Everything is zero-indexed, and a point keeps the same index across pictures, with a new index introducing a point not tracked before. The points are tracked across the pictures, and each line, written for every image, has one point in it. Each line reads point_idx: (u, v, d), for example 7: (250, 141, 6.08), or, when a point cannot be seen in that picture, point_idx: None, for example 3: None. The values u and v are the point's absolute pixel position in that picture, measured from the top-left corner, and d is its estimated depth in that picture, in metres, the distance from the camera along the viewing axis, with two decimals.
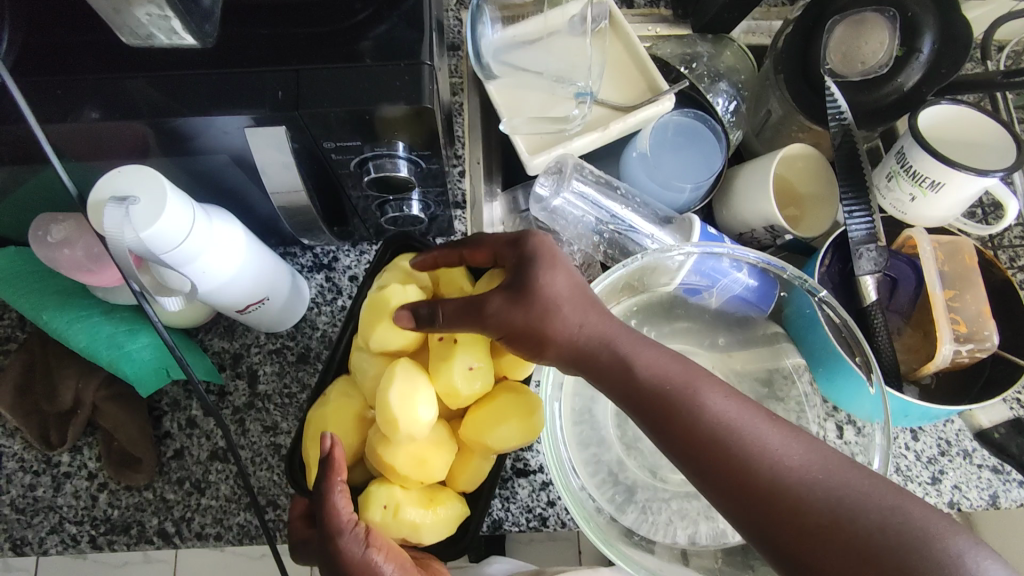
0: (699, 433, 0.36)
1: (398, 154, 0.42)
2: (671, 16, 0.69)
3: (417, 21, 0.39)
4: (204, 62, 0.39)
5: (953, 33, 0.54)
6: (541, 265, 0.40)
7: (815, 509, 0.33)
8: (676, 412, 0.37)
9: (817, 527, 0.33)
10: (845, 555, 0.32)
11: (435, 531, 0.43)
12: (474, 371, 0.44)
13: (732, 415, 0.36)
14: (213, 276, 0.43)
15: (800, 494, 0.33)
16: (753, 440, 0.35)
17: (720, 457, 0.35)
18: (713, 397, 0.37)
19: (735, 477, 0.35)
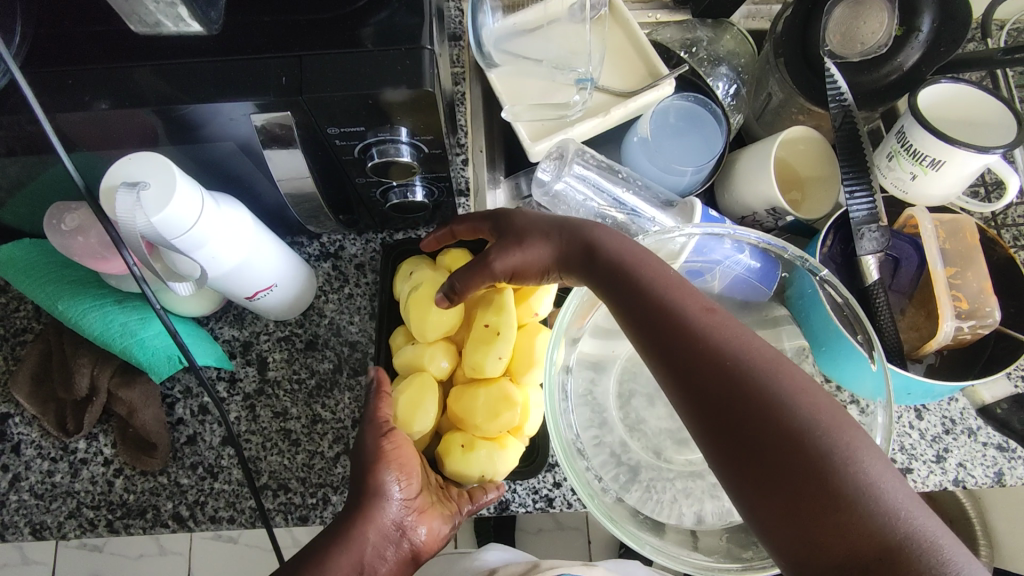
0: (681, 342, 0.38)
1: (401, 139, 0.43)
2: (670, 3, 0.70)
3: (417, 6, 0.40)
4: (210, 50, 0.40)
5: (952, 11, 0.54)
6: (518, 214, 0.50)
7: (773, 422, 0.35)
8: (629, 291, 0.42)
9: (773, 438, 0.34)
10: (793, 467, 0.34)
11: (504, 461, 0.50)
12: (505, 355, 0.51)
13: (714, 331, 0.38)
14: (222, 261, 0.45)
15: (767, 405, 0.35)
16: (693, 317, 0.39)
17: (696, 365, 0.37)
18: (697, 313, 0.39)
19: (705, 384, 0.37)
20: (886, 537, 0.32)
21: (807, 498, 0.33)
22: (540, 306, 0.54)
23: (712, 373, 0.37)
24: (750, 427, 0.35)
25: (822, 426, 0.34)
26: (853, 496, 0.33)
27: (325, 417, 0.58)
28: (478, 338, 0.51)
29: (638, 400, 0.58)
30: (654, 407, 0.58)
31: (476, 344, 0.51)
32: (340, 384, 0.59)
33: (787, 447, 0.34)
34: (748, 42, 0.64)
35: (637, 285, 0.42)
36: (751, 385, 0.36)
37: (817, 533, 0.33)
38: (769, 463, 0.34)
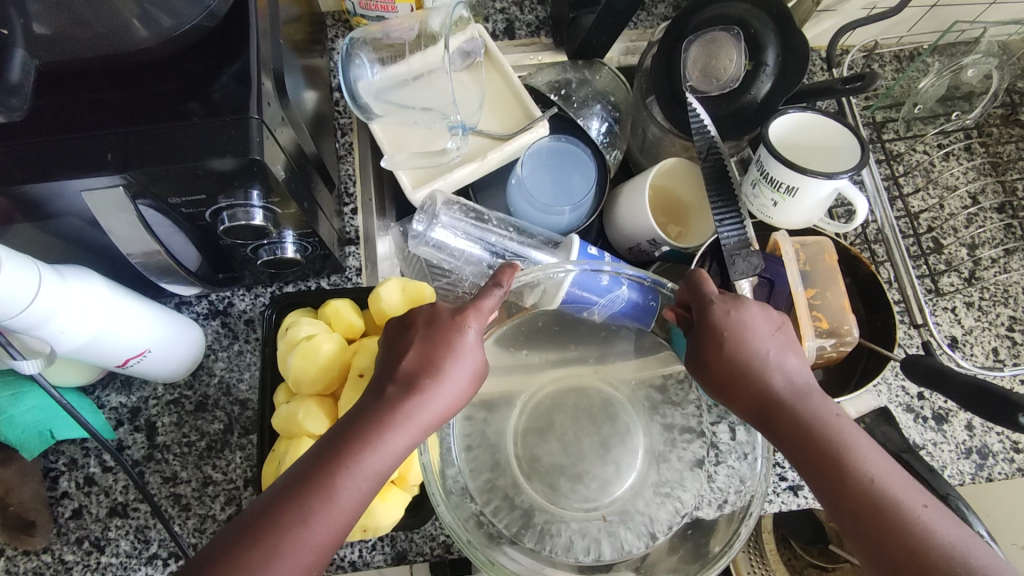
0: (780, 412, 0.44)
1: (251, 202, 0.44)
2: (552, 44, 0.72)
3: (247, 77, 0.41)
4: (36, 129, 0.39)
5: (791, 46, 0.57)
6: (743, 303, 0.46)
7: (860, 480, 0.40)
8: (714, 347, 0.45)
9: (854, 492, 0.40)
10: (864, 513, 0.40)
11: (387, 515, 0.50)
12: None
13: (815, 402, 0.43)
14: (73, 337, 0.44)
15: (830, 455, 0.41)
16: (771, 375, 0.44)
17: (772, 419, 0.44)
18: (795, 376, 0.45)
19: (806, 450, 0.42)
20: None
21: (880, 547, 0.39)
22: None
23: (785, 429, 0.43)
24: (813, 466, 0.42)
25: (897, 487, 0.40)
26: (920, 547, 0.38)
27: (217, 478, 0.58)
28: (352, 389, 0.51)
29: (531, 437, 0.58)
30: (547, 443, 0.57)
31: (349, 396, 0.51)
32: (231, 444, 0.59)
33: (869, 503, 0.40)
34: (620, 79, 0.67)
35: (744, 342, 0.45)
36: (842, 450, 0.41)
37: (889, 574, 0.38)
38: (848, 511, 0.40)
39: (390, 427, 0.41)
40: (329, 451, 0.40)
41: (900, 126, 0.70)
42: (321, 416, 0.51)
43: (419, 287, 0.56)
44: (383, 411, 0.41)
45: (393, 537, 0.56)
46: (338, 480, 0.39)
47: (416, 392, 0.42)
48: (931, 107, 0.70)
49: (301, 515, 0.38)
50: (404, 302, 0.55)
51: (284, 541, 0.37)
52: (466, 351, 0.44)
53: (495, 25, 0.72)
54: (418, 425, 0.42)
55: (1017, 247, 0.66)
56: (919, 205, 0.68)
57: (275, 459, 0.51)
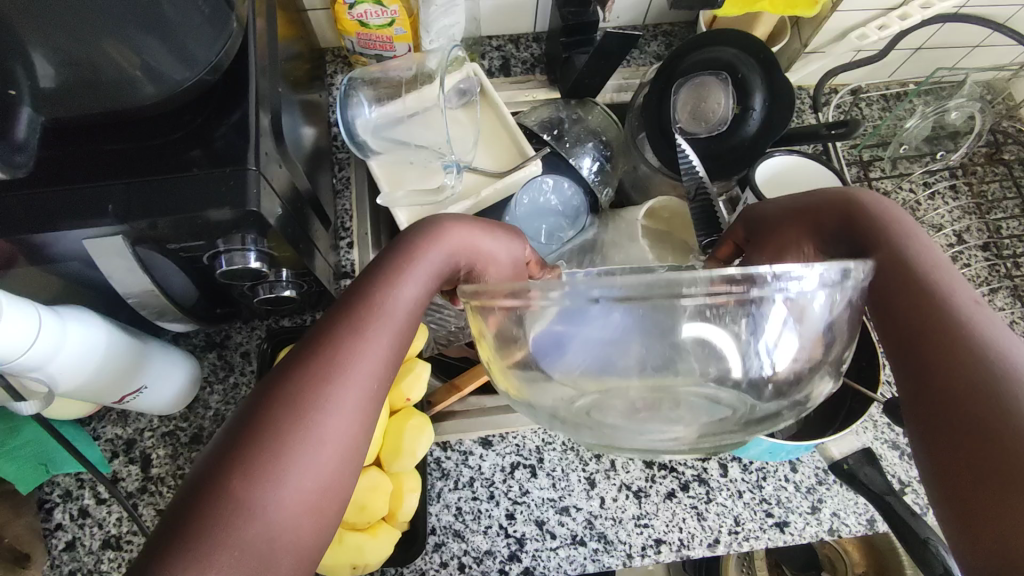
0: (855, 227, 0.43)
1: (248, 247, 0.45)
2: (546, 82, 0.74)
3: (245, 128, 0.42)
4: (41, 179, 0.41)
5: (777, 91, 0.59)
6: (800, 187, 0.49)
7: (920, 283, 0.38)
8: (773, 214, 0.49)
9: (933, 322, 0.36)
10: (918, 336, 0.36)
11: (378, 552, 0.50)
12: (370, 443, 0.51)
13: (879, 211, 0.42)
14: (71, 377, 0.45)
15: (898, 264, 0.39)
16: (853, 202, 0.44)
17: (860, 256, 0.42)
18: (883, 207, 0.42)
19: (865, 245, 0.42)
20: (990, 385, 0.32)
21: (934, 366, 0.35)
22: (412, 391, 0.54)
23: (882, 268, 0.40)
24: (882, 291, 0.39)
25: (972, 299, 0.36)
26: (967, 347, 0.34)
27: None
28: None
29: (521, 472, 0.60)
30: (536, 478, 0.60)
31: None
32: None
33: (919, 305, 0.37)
34: (611, 118, 0.69)
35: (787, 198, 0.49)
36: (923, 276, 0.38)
37: (940, 400, 0.34)
38: (913, 337, 0.37)
39: (415, 262, 0.43)
40: (364, 286, 0.40)
41: (886, 165, 0.72)
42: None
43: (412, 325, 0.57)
44: (409, 254, 0.43)
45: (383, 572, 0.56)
46: (371, 321, 0.38)
47: (438, 237, 0.44)
48: (916, 146, 0.71)
49: (344, 348, 0.37)
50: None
51: (334, 380, 0.36)
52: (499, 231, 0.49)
53: (491, 62, 0.74)
54: (435, 266, 0.44)
55: (1001, 285, 0.67)
56: None
57: None
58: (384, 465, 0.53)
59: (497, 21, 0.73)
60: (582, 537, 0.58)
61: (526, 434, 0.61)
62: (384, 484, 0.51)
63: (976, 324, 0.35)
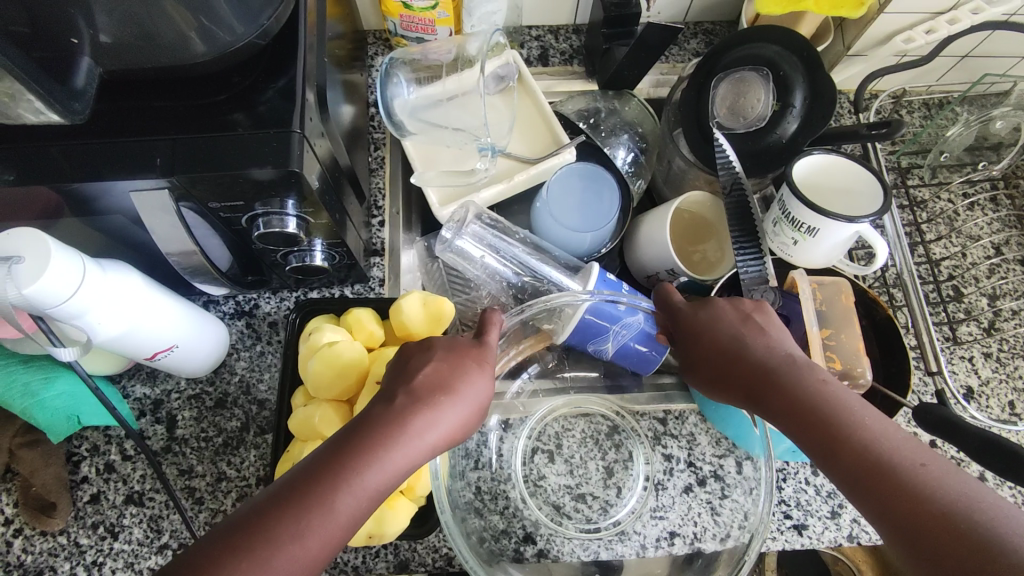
0: (818, 416, 0.42)
1: (287, 210, 0.46)
2: (584, 73, 0.75)
3: (291, 92, 0.43)
4: (94, 131, 0.42)
5: (820, 89, 0.58)
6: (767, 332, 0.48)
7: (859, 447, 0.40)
8: (754, 351, 0.47)
9: (889, 477, 0.39)
10: (882, 495, 0.38)
11: (396, 523, 0.50)
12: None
13: (806, 370, 0.45)
14: (109, 328, 0.46)
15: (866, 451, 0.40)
16: (796, 376, 0.45)
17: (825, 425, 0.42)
18: (811, 375, 0.45)
19: (809, 407, 0.43)
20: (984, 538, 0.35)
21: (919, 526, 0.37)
22: None
23: (854, 447, 0.40)
24: (861, 475, 0.40)
25: (955, 498, 0.37)
26: (938, 498, 0.37)
27: (230, 475, 0.59)
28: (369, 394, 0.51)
29: (540, 457, 0.60)
30: (554, 464, 0.60)
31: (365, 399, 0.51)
32: (247, 442, 0.60)
33: (875, 466, 0.39)
34: (648, 111, 0.69)
35: (738, 329, 0.49)
36: (872, 438, 0.40)
37: (930, 553, 0.36)
38: (880, 497, 0.39)
39: (405, 440, 0.40)
40: (343, 452, 0.38)
41: (925, 173, 0.71)
42: (334, 417, 0.51)
43: (440, 302, 0.57)
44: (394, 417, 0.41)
45: (397, 546, 0.57)
46: (339, 492, 0.37)
47: (458, 395, 0.43)
48: (958, 155, 0.70)
49: (299, 516, 0.36)
50: (421, 313, 0.56)
51: (272, 555, 0.35)
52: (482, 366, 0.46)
53: (530, 52, 0.75)
54: (424, 444, 0.41)
55: None
56: (941, 252, 0.68)
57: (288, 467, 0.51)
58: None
59: (538, 11, 0.73)
60: (598, 526, 0.58)
61: (548, 421, 0.61)
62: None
63: (928, 487, 0.37)
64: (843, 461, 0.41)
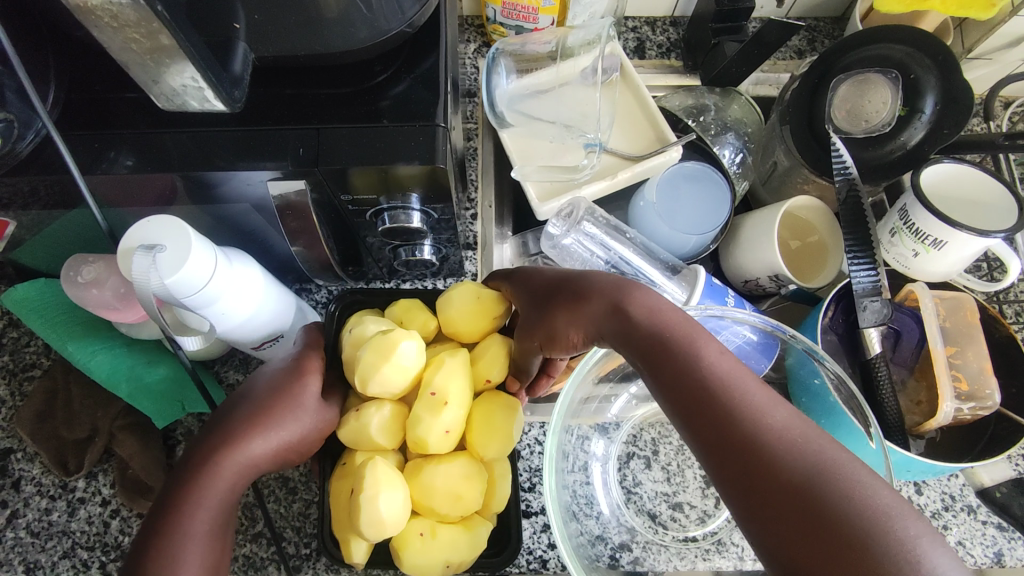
0: (713, 403, 0.30)
1: (412, 205, 0.44)
2: (681, 67, 0.72)
3: (432, 83, 0.42)
4: (234, 118, 0.41)
5: (954, 95, 0.55)
6: (622, 296, 0.36)
7: (707, 379, 0.31)
8: (657, 318, 0.34)
9: (801, 505, 0.27)
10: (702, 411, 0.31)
11: (472, 548, 0.45)
12: (451, 428, 0.44)
13: (700, 352, 0.32)
14: (228, 316, 0.44)
15: (777, 465, 0.28)
16: (701, 355, 0.32)
17: (722, 429, 0.30)
18: (708, 355, 0.32)
19: (694, 395, 0.31)
20: None
21: (758, 488, 0.28)
22: (493, 371, 0.47)
23: (764, 455, 0.28)
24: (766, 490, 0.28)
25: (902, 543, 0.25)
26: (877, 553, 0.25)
27: None
28: (423, 404, 0.44)
29: (635, 462, 0.59)
30: (650, 470, 0.59)
31: (420, 413, 0.44)
32: None
33: (792, 488, 0.27)
34: (754, 109, 0.66)
35: (624, 297, 0.36)
36: (785, 443, 0.28)
37: None
38: (788, 534, 0.27)
39: (217, 480, 0.35)
40: (161, 513, 0.33)
41: None
42: (391, 426, 0.45)
43: (495, 295, 0.48)
44: (202, 457, 0.35)
45: None
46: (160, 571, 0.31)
47: (279, 415, 0.39)
48: None
49: None
50: (473, 311, 0.48)
51: None
52: (304, 381, 0.42)
53: (626, 43, 0.73)
54: (251, 464, 0.37)
55: None
56: None
57: (340, 494, 0.44)
58: (474, 452, 0.47)
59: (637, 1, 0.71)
60: (694, 536, 0.57)
61: (644, 427, 0.60)
62: (480, 472, 0.45)
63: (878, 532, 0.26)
64: (736, 470, 0.29)
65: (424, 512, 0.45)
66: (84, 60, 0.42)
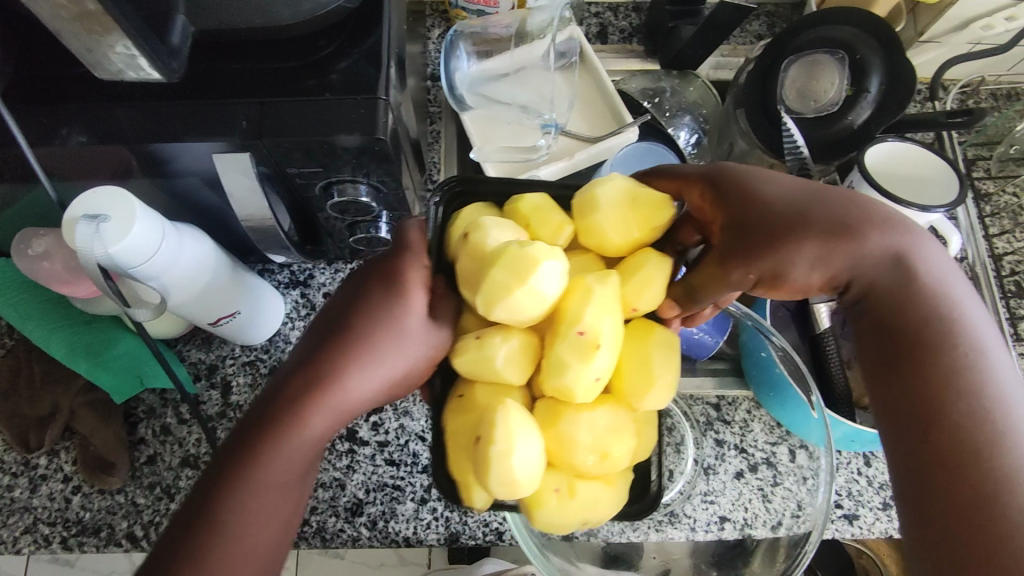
0: (911, 368, 0.35)
1: (360, 180, 0.45)
2: (642, 52, 0.73)
3: (376, 58, 0.42)
4: (179, 92, 0.42)
5: (899, 73, 0.57)
6: (869, 235, 0.36)
7: (947, 348, 0.35)
8: (905, 274, 0.36)
9: (968, 463, 0.32)
10: (925, 404, 0.34)
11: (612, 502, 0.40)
12: (603, 375, 0.36)
13: (936, 321, 0.35)
14: (181, 288, 0.46)
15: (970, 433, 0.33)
16: (947, 323, 0.35)
17: (916, 394, 0.34)
18: (959, 329, 0.35)
19: (892, 356, 0.36)
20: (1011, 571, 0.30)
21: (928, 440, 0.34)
22: (640, 299, 0.38)
23: (956, 420, 0.33)
24: (937, 447, 0.33)
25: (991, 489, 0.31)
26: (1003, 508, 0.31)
27: None
28: (566, 345, 0.35)
29: None
30: None
31: (562, 356, 0.35)
32: None
33: (958, 446, 0.33)
34: (711, 91, 0.68)
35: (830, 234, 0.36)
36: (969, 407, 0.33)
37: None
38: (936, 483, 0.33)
39: (291, 425, 0.33)
40: (239, 446, 0.33)
41: (992, 166, 0.69)
42: (520, 361, 0.37)
43: (659, 197, 0.38)
44: (293, 399, 0.34)
45: (447, 519, 0.57)
46: (242, 509, 0.32)
47: (377, 354, 0.35)
48: None
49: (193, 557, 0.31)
50: (631, 218, 0.38)
51: None
52: (399, 305, 0.36)
53: (588, 28, 0.74)
54: (349, 406, 0.35)
55: None
56: (1003, 247, 0.66)
57: (455, 445, 0.37)
58: (620, 395, 0.39)
59: None
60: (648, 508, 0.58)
61: None
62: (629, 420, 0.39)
63: (991, 482, 0.32)
64: (908, 426, 0.34)
65: (561, 466, 0.38)
66: (34, 35, 0.43)
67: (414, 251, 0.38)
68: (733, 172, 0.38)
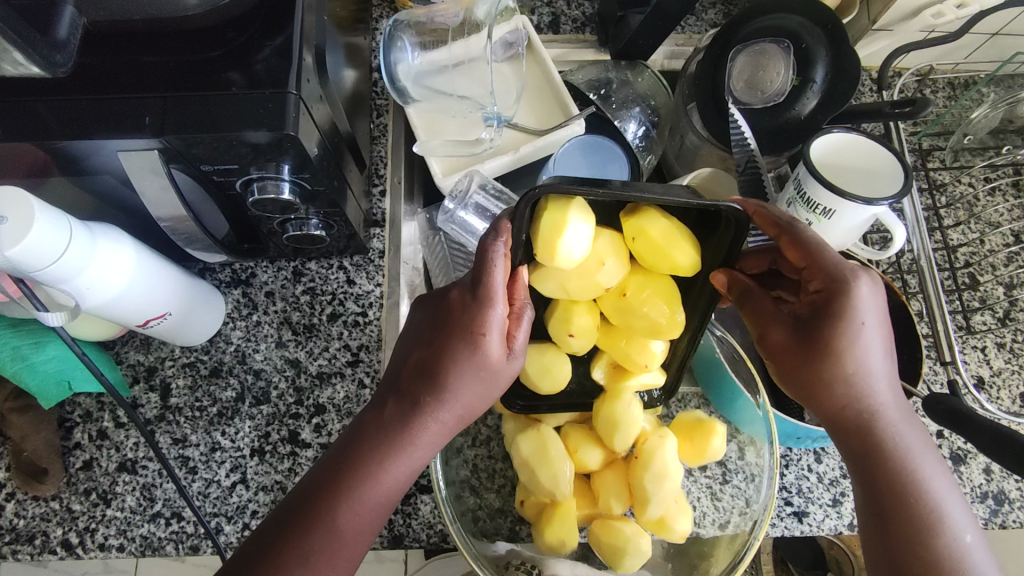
0: (878, 465, 0.42)
1: (281, 176, 0.44)
2: (596, 41, 0.72)
3: (290, 51, 0.41)
4: (85, 88, 0.40)
5: (843, 64, 0.56)
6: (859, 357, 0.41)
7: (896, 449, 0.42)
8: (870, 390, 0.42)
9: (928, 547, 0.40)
10: (891, 503, 0.41)
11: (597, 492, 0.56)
12: None
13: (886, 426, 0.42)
14: (99, 291, 0.44)
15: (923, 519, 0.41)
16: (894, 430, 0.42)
17: (884, 485, 0.41)
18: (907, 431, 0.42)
19: (865, 451, 0.42)
20: None
21: (901, 526, 0.41)
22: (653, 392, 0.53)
23: (916, 510, 0.41)
24: (905, 533, 0.41)
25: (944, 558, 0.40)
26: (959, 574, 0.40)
27: (225, 445, 0.58)
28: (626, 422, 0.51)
29: None
30: None
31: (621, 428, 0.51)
32: (241, 413, 0.59)
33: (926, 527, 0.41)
34: (662, 83, 0.67)
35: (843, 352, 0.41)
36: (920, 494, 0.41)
37: None
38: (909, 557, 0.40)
39: (402, 450, 0.41)
40: (343, 464, 0.40)
41: (947, 156, 0.68)
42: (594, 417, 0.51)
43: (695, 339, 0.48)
44: (381, 427, 0.41)
45: (390, 521, 0.56)
46: (336, 513, 0.39)
47: (446, 390, 0.41)
48: (982, 138, 0.66)
49: (301, 550, 0.38)
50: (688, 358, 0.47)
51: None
52: (482, 349, 0.41)
53: (541, 18, 0.72)
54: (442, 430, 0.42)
55: None
56: (958, 238, 0.66)
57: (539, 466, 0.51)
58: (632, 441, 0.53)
59: None
60: None
61: None
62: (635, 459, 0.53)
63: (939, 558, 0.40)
64: (888, 513, 0.41)
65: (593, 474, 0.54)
66: None
67: (494, 301, 0.40)
68: (848, 297, 0.40)
